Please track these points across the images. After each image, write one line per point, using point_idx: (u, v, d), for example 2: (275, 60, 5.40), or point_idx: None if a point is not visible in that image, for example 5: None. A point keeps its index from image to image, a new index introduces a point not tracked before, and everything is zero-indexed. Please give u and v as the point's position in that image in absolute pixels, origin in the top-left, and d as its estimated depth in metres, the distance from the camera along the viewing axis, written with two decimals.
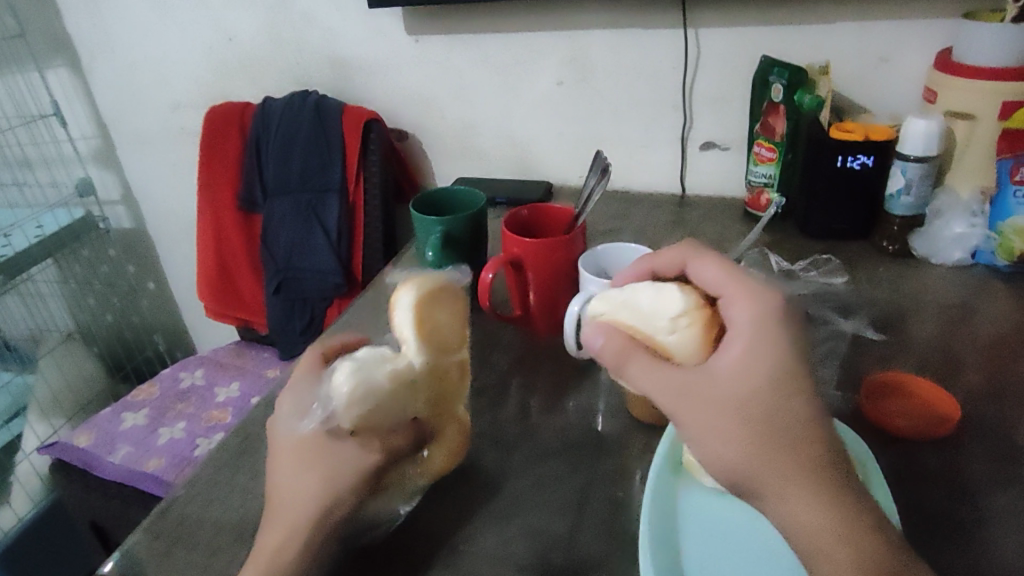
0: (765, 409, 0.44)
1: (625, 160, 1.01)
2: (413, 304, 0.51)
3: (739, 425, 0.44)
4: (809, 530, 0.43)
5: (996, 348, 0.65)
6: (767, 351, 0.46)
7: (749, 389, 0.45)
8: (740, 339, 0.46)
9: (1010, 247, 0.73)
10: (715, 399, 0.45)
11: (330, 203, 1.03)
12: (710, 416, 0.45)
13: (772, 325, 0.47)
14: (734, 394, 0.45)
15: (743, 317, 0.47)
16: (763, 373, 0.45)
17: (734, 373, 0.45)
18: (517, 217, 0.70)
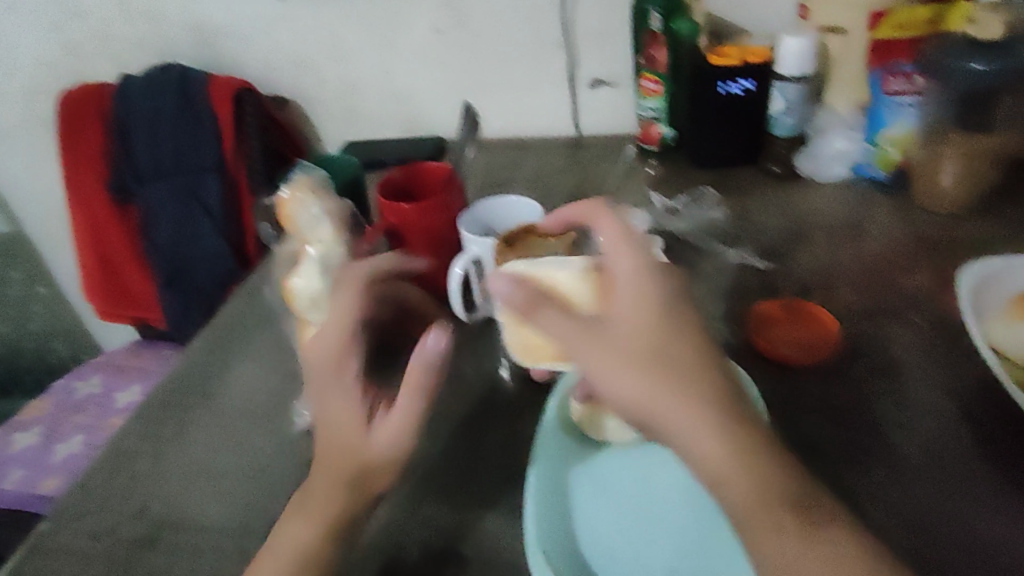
0: (660, 346, 0.41)
1: (516, 106, 0.97)
2: (316, 222, 0.57)
3: (638, 363, 0.40)
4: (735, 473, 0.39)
5: (876, 264, 0.66)
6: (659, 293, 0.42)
7: (629, 326, 0.41)
8: (638, 283, 0.42)
9: (887, 158, 0.73)
10: (608, 342, 0.41)
11: (208, 184, 0.96)
12: (602, 359, 0.41)
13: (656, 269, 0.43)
14: (628, 334, 0.41)
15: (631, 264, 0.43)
16: (657, 312, 0.41)
17: (625, 315, 0.42)
18: (390, 182, 0.67)
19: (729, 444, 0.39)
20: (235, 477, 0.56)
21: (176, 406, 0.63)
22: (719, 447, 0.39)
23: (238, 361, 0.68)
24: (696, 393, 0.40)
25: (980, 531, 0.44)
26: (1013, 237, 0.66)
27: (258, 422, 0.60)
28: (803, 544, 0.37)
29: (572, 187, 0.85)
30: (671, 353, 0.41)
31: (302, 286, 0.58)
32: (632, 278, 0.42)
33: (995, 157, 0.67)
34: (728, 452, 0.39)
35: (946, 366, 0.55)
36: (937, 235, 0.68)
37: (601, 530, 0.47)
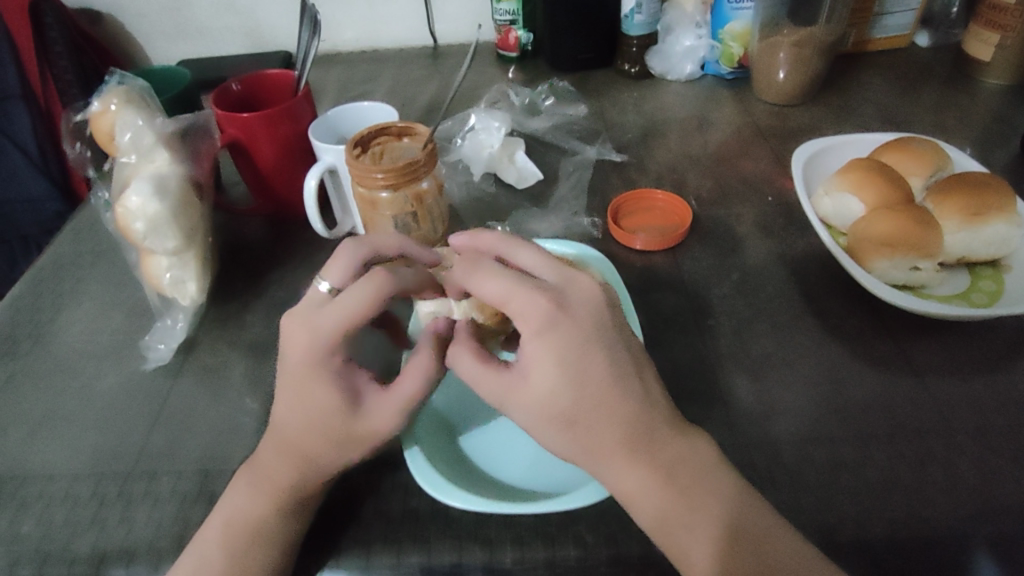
0: (581, 418, 0.37)
1: (367, 14, 0.90)
2: (143, 129, 0.52)
3: (571, 437, 0.37)
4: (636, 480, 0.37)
5: (722, 153, 0.70)
6: (567, 354, 0.37)
7: (559, 401, 0.37)
8: (543, 345, 0.37)
9: (731, 54, 0.78)
10: (525, 417, 0.38)
11: (13, 113, 0.83)
12: (529, 421, 0.38)
13: (560, 326, 0.37)
14: (546, 411, 0.37)
15: (544, 323, 0.37)
16: (573, 379, 0.37)
17: (544, 393, 0.37)
18: (227, 94, 0.60)
19: (646, 485, 0.37)
20: (81, 424, 0.51)
21: (2, 358, 0.56)
22: (635, 486, 0.37)
23: (73, 303, 0.61)
24: (602, 439, 0.37)
25: (784, 387, 0.47)
26: (838, 121, 0.72)
27: (104, 364, 0.55)
28: (686, 527, 0.37)
29: (432, 97, 0.82)
30: (574, 412, 0.37)
31: (128, 204, 0.50)
32: (541, 344, 0.37)
33: (821, 48, 0.72)
34: (652, 484, 0.37)
35: (783, 239, 0.60)
36: (773, 122, 0.74)
37: (480, 450, 0.46)
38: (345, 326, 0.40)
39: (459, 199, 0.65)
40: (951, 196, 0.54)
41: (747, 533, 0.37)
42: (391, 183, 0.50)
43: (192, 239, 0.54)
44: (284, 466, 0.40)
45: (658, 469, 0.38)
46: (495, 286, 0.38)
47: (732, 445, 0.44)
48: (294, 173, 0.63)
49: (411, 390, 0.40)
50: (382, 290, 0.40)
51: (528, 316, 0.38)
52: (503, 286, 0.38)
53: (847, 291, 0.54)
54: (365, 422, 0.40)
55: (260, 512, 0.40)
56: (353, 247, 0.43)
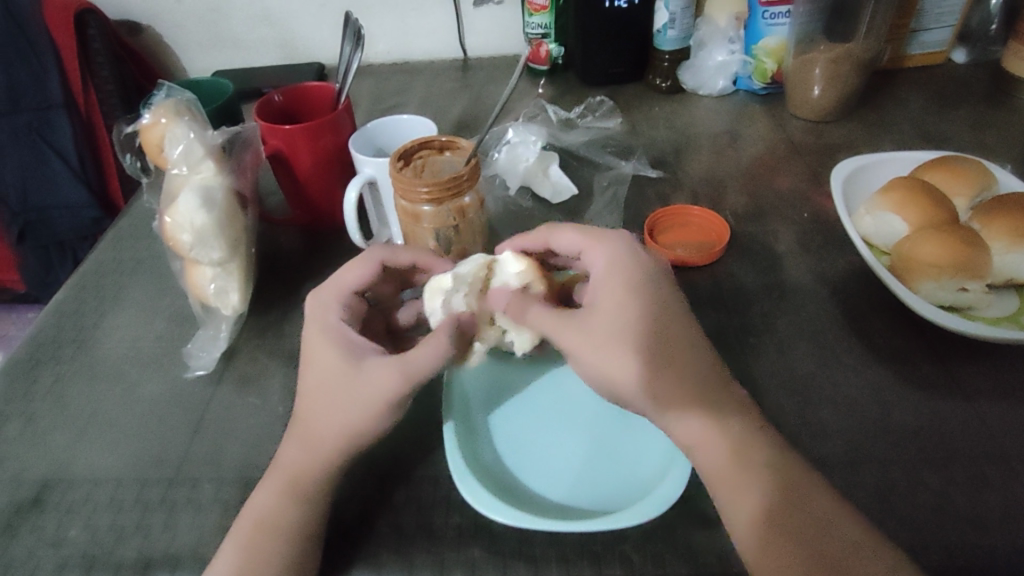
0: (648, 342, 0.41)
1: (399, 25, 0.91)
2: (185, 138, 0.52)
3: (638, 357, 0.40)
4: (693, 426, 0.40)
5: (756, 168, 0.70)
6: (638, 283, 0.43)
7: (638, 321, 0.41)
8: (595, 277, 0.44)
9: (763, 69, 0.77)
10: (593, 340, 0.41)
11: (55, 123, 0.84)
12: (600, 343, 0.41)
13: (636, 263, 0.44)
14: (619, 333, 0.41)
15: (612, 256, 0.44)
16: (644, 305, 0.42)
17: (618, 315, 0.41)
18: (270, 105, 0.61)
19: (705, 430, 0.40)
20: (124, 429, 0.51)
21: (45, 363, 0.57)
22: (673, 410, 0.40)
23: (114, 310, 0.62)
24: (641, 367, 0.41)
25: (828, 408, 0.47)
26: (875, 137, 0.72)
27: (144, 371, 0.56)
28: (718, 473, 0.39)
29: (463, 110, 0.83)
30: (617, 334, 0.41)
31: (176, 215, 0.51)
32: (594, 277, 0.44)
33: (857, 65, 0.71)
34: (710, 433, 0.39)
35: (823, 258, 0.59)
36: (807, 139, 0.73)
37: (522, 460, 0.46)
38: (348, 288, 0.48)
39: (496, 212, 0.65)
40: (999, 218, 0.54)
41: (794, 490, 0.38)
42: (433, 198, 0.50)
43: (236, 250, 0.54)
44: (315, 464, 0.42)
45: (716, 416, 0.40)
46: (574, 231, 0.47)
47: (790, 444, 0.43)
48: (332, 184, 0.63)
49: (421, 359, 0.42)
50: (378, 256, 0.49)
51: (608, 251, 0.45)
52: (584, 232, 0.47)
53: (889, 310, 0.54)
54: (378, 385, 0.42)
55: (285, 510, 0.41)
56: (375, 249, 0.49)
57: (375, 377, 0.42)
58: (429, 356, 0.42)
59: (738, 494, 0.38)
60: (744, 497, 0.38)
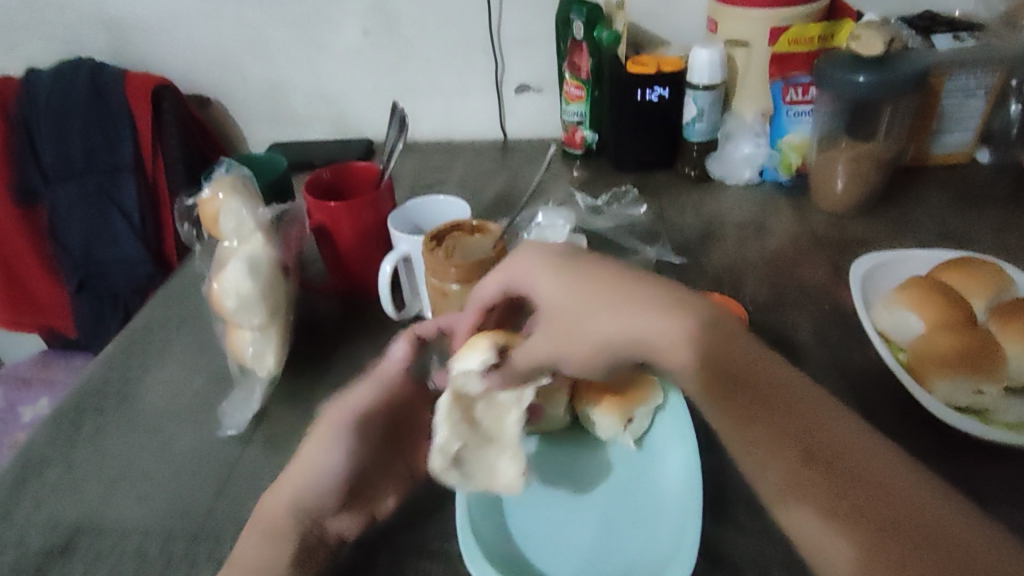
0: (595, 312, 0.43)
1: (444, 108, 0.98)
2: (238, 212, 0.57)
3: (605, 320, 0.42)
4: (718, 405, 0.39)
5: (778, 258, 0.72)
6: (565, 270, 0.45)
7: (576, 304, 0.43)
8: (541, 267, 0.46)
9: (789, 163, 0.80)
10: (567, 330, 0.44)
11: (124, 183, 0.93)
12: (586, 329, 0.43)
13: (562, 254, 0.46)
14: (576, 317, 0.43)
15: (535, 257, 0.47)
16: (574, 284, 0.44)
17: (563, 302, 0.44)
18: (318, 181, 0.66)
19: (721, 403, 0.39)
20: (157, 480, 0.54)
21: (91, 413, 0.61)
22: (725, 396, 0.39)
23: (158, 365, 0.66)
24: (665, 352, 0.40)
25: None
26: (899, 234, 0.73)
27: (180, 426, 0.59)
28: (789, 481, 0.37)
29: (498, 189, 0.88)
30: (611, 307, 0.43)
31: (223, 280, 0.56)
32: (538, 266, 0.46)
33: (878, 164, 0.74)
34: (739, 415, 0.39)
35: (840, 351, 0.60)
36: (830, 232, 0.75)
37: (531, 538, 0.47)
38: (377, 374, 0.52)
39: None
40: (1014, 321, 0.54)
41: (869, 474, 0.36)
42: (462, 278, 0.54)
43: (276, 316, 0.58)
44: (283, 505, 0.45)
45: (721, 389, 0.39)
46: (491, 273, 0.49)
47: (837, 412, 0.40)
48: (370, 258, 0.67)
49: None
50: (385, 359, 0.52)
51: (529, 253, 0.47)
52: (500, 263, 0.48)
53: (905, 410, 0.54)
54: (327, 425, 0.48)
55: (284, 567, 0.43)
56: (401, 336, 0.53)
57: (328, 416, 0.49)
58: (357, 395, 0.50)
59: (817, 511, 0.36)
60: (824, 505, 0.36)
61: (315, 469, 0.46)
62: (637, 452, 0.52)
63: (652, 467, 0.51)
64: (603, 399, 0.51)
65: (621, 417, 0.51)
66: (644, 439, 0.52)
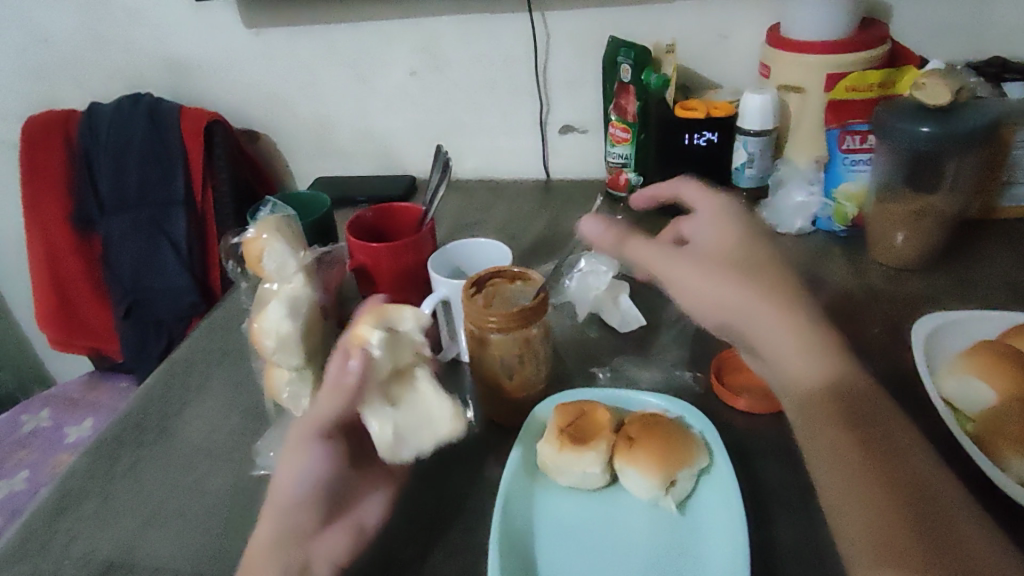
0: (757, 264, 0.47)
1: (488, 147, 0.98)
2: (280, 252, 0.57)
3: (722, 286, 0.46)
4: (800, 373, 0.44)
5: (831, 311, 0.68)
6: (731, 226, 0.50)
7: (726, 259, 0.47)
8: (727, 223, 0.50)
9: (844, 213, 0.76)
10: (692, 277, 0.47)
11: (174, 217, 0.94)
12: (698, 281, 0.47)
13: (734, 212, 0.51)
14: (707, 264, 0.47)
15: (711, 208, 0.52)
16: (744, 240, 0.48)
17: (720, 251, 0.48)
18: (361, 222, 0.66)
19: (801, 347, 0.44)
20: (188, 519, 0.53)
21: (129, 445, 0.61)
22: (810, 376, 0.43)
23: (196, 399, 0.66)
24: (814, 326, 0.45)
25: None
26: (964, 293, 0.69)
27: (215, 465, 0.58)
28: (847, 444, 0.40)
29: (540, 230, 0.87)
30: (790, 299, 0.45)
31: (262, 322, 0.55)
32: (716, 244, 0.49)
33: (942, 217, 0.70)
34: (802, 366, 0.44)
35: (903, 417, 0.56)
36: (889, 287, 0.71)
37: None
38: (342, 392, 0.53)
39: (562, 338, 0.66)
40: None
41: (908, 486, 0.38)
42: (502, 327, 0.52)
43: (314, 358, 0.58)
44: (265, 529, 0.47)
45: (818, 345, 0.44)
46: (636, 206, 0.54)
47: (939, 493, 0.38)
48: (409, 301, 0.66)
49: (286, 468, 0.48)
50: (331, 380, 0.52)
51: (709, 202, 0.53)
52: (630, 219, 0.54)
53: (976, 487, 0.50)
54: (299, 438, 0.49)
55: None
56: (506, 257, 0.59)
57: (294, 435, 0.50)
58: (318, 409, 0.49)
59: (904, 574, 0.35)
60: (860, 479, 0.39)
61: (296, 478, 0.48)
62: (679, 518, 0.48)
63: (696, 535, 0.47)
64: (643, 460, 0.48)
65: (660, 480, 0.48)
66: (688, 504, 0.49)
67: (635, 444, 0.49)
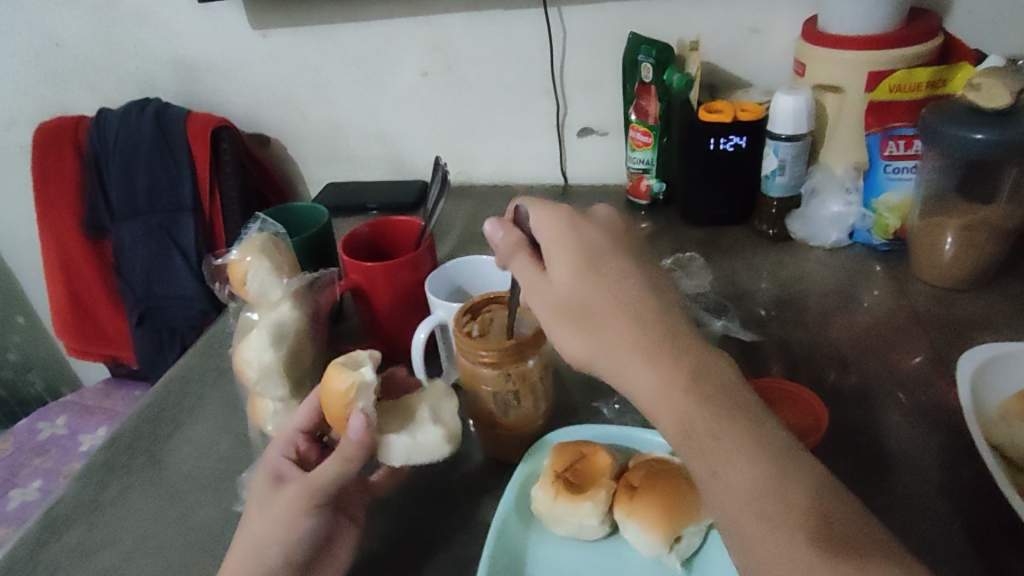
0: (600, 295, 0.38)
1: (503, 151, 0.94)
2: (264, 273, 0.54)
3: (583, 328, 0.38)
4: (712, 466, 0.34)
5: (868, 338, 0.62)
6: (576, 245, 0.40)
7: (575, 300, 0.39)
8: (556, 240, 0.41)
9: (885, 225, 0.70)
10: (548, 317, 0.40)
11: (183, 224, 0.93)
12: (562, 323, 0.39)
13: (579, 224, 0.41)
14: (567, 305, 0.39)
15: (553, 229, 0.41)
16: (584, 262, 0.39)
17: (566, 284, 0.39)
18: (355, 239, 0.62)
19: (663, 395, 0.35)
20: (167, 557, 0.51)
21: (118, 471, 0.59)
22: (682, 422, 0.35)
23: (189, 422, 0.64)
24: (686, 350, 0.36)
25: None
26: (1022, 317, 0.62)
27: (200, 495, 0.56)
28: (732, 458, 0.33)
29: None
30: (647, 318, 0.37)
31: (246, 350, 0.52)
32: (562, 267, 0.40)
33: (997, 233, 0.63)
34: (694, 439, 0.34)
35: (947, 465, 0.50)
36: (935, 309, 0.64)
37: None
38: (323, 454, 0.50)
39: (569, 364, 0.62)
40: None
41: (812, 505, 0.32)
42: (495, 361, 0.48)
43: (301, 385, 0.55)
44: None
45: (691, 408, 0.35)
46: (499, 232, 0.45)
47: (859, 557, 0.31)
48: (406, 323, 0.62)
49: (264, 532, 0.44)
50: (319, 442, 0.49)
51: (551, 219, 0.42)
52: (506, 240, 0.44)
53: None
54: (287, 503, 0.44)
55: None
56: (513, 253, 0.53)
57: (276, 496, 0.45)
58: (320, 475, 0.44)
59: None
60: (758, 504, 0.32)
61: (277, 538, 0.44)
62: None
63: None
64: (646, 514, 0.44)
65: (665, 537, 0.43)
66: (694, 561, 0.44)
67: (638, 495, 0.45)
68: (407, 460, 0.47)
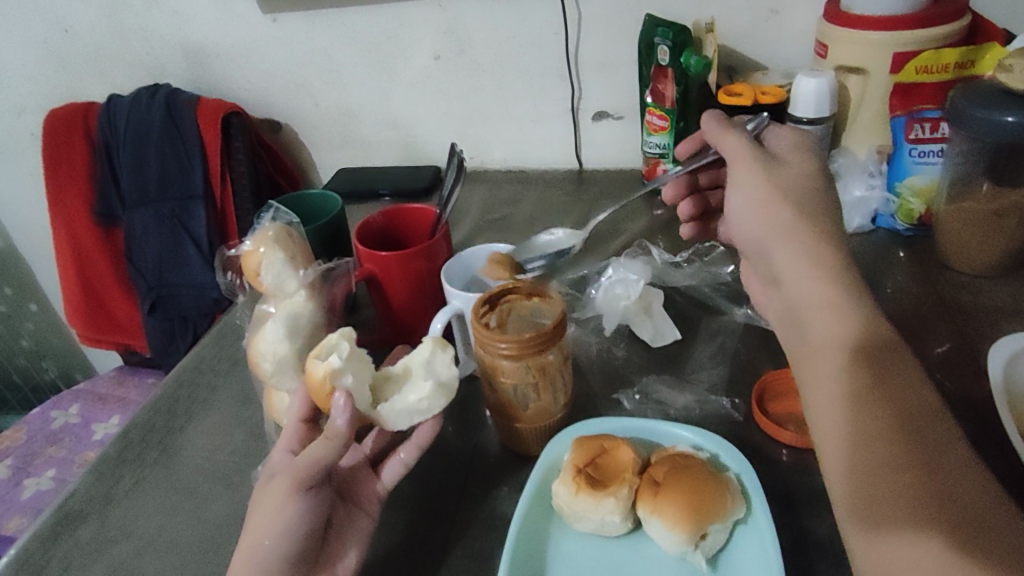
0: (816, 189, 0.45)
1: (517, 135, 0.92)
2: (272, 265, 0.53)
3: (795, 196, 0.44)
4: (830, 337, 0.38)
5: (893, 325, 0.61)
6: (806, 154, 0.48)
7: (794, 180, 0.45)
8: (792, 147, 0.48)
9: (910, 209, 0.69)
10: (757, 184, 0.46)
11: (195, 212, 0.92)
12: (767, 192, 0.45)
13: (811, 146, 0.49)
14: (785, 181, 0.45)
15: (794, 143, 0.49)
16: (813, 169, 0.47)
17: (794, 171, 0.46)
18: (369, 227, 0.61)
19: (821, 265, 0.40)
20: (182, 551, 0.51)
21: (131, 463, 0.59)
22: (846, 336, 0.38)
23: (202, 413, 0.63)
24: (873, 300, 0.39)
25: None
26: None
27: (215, 488, 0.56)
28: (844, 337, 0.38)
29: (570, 227, 0.81)
30: (842, 258, 0.41)
31: (259, 344, 0.52)
32: (791, 179, 0.46)
33: None
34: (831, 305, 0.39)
35: (973, 458, 0.49)
36: (960, 296, 0.63)
37: None
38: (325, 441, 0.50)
39: (588, 354, 0.61)
40: None
41: (888, 395, 0.35)
42: (514, 353, 0.47)
43: None
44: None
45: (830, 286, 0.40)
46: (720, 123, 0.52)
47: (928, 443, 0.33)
48: (424, 312, 0.62)
49: (272, 527, 0.43)
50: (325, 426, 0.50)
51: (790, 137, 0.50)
52: (730, 130, 0.51)
53: None
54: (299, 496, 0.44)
55: None
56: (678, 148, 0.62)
57: (270, 489, 0.45)
58: (311, 457, 0.44)
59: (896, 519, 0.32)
60: (869, 429, 0.34)
61: (275, 529, 0.43)
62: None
63: None
64: (670, 511, 0.43)
65: (690, 535, 0.42)
66: (719, 559, 0.44)
67: (662, 492, 0.44)
68: (409, 420, 0.48)
